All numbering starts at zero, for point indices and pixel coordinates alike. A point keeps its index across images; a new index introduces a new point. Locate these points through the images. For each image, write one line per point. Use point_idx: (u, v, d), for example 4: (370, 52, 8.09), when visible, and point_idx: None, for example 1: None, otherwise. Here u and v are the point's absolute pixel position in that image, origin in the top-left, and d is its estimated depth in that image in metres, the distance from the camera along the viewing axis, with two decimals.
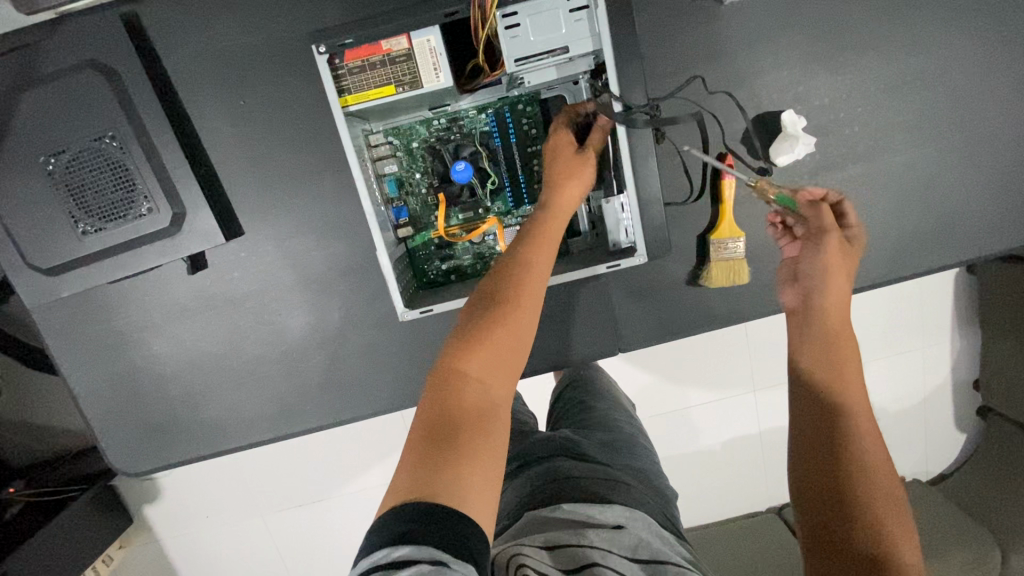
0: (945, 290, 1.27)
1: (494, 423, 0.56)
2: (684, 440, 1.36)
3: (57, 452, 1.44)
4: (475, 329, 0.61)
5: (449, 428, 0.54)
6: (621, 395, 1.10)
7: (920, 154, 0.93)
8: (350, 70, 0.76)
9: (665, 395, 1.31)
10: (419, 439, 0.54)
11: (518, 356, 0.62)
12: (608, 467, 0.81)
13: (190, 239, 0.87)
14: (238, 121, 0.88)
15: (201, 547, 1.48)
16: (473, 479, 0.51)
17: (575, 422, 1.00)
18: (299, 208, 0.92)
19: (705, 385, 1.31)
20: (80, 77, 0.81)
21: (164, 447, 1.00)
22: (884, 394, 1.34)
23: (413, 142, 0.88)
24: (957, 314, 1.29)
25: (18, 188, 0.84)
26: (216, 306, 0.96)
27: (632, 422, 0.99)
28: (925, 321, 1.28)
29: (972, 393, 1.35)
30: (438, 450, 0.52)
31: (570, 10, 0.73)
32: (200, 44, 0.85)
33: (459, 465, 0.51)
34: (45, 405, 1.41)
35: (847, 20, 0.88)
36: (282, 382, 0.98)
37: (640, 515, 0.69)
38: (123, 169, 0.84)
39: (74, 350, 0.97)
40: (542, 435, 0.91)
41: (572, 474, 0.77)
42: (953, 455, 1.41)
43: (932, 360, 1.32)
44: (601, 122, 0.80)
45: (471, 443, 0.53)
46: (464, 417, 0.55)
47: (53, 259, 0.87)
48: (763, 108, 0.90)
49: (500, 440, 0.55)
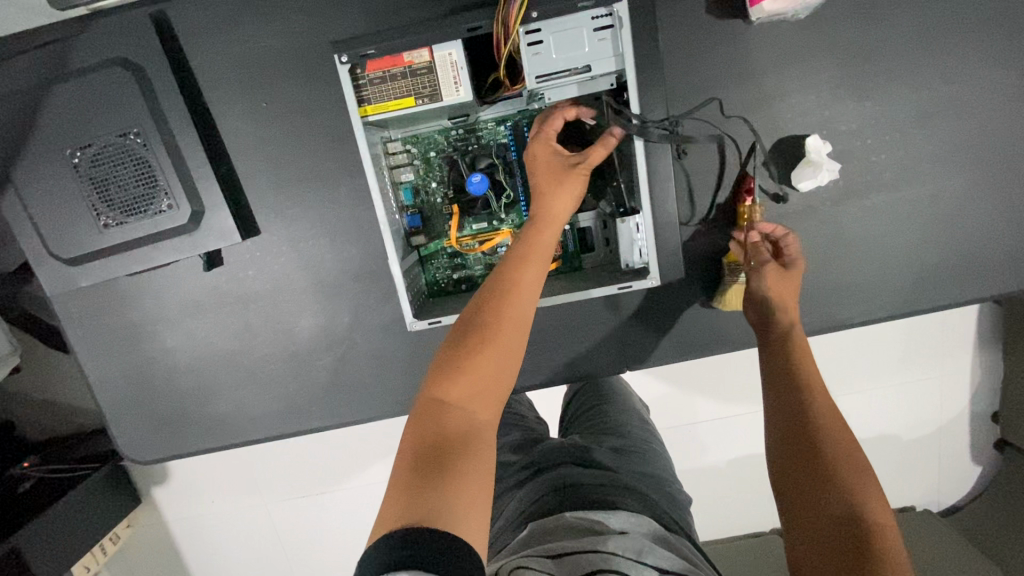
0: (969, 320, 1.23)
1: (478, 445, 0.57)
2: (691, 456, 1.34)
3: (73, 431, 1.49)
4: (457, 353, 0.62)
5: (437, 451, 0.54)
6: (635, 401, 1.08)
7: (949, 185, 0.91)
8: (371, 80, 0.76)
9: (674, 411, 1.30)
10: (406, 466, 0.54)
11: (503, 379, 0.62)
12: (617, 473, 0.80)
13: (208, 237, 0.88)
14: (260, 122, 0.89)
15: (205, 533, 1.51)
16: (465, 498, 0.51)
17: (586, 427, 0.99)
18: (315, 211, 0.93)
19: (714, 404, 1.29)
20: (109, 74, 0.83)
21: (173, 438, 1.02)
22: (897, 423, 1.32)
23: (430, 150, 0.88)
24: (978, 346, 1.25)
25: (44, 179, 0.86)
26: (228, 303, 0.97)
27: (646, 429, 0.98)
28: (944, 352, 1.25)
29: (990, 426, 1.31)
30: (423, 476, 0.52)
31: (594, 29, 0.72)
32: (225, 45, 0.86)
33: (443, 488, 0.51)
34: (59, 383, 1.46)
35: (879, 46, 0.86)
36: (290, 380, 1.00)
37: (646, 521, 0.68)
38: (146, 165, 0.85)
39: (90, 339, 0.99)
40: (552, 443, 0.91)
41: (577, 482, 0.76)
42: (967, 487, 1.37)
43: (949, 391, 1.29)
44: (609, 137, 0.75)
45: (461, 465, 0.54)
46: (450, 440, 0.56)
47: (74, 250, 0.89)
48: (787, 132, 0.88)
49: (487, 465, 0.56)
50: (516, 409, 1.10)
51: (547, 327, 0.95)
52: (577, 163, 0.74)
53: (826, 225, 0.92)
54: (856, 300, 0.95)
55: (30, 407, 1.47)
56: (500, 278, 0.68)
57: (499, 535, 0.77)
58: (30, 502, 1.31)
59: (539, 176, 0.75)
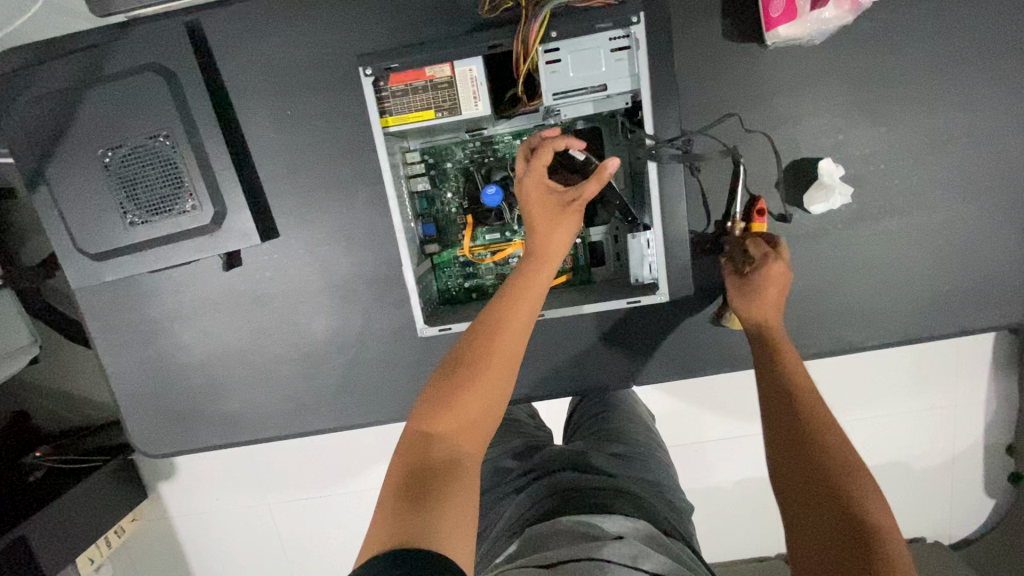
0: (983, 348, 1.22)
1: (464, 475, 0.57)
2: (695, 473, 1.34)
3: (82, 423, 1.54)
4: (447, 380, 0.63)
5: (421, 478, 0.55)
6: (643, 412, 1.08)
7: (962, 212, 0.91)
8: (393, 93, 0.78)
9: (679, 427, 1.30)
10: (391, 492, 0.55)
11: (492, 410, 0.63)
12: (615, 478, 0.80)
13: (229, 238, 0.91)
14: (284, 129, 0.92)
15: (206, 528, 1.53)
16: (450, 524, 0.52)
17: (589, 433, 0.99)
18: (333, 216, 0.95)
19: (721, 422, 1.29)
20: (141, 78, 0.86)
21: (184, 433, 1.04)
22: (907, 449, 1.30)
23: (447, 162, 0.90)
24: (993, 375, 1.24)
25: (75, 176, 0.90)
26: (244, 302, 0.99)
27: (651, 437, 0.98)
28: (957, 379, 1.24)
29: (1005, 458, 1.29)
30: (406, 501, 0.53)
31: (611, 49, 0.73)
32: (254, 53, 0.89)
33: (426, 513, 0.52)
34: (72, 375, 1.51)
35: (896, 72, 0.87)
36: (301, 381, 1.01)
37: (643, 525, 0.68)
38: (173, 167, 0.88)
39: (108, 332, 1.01)
40: (552, 449, 0.92)
41: (574, 486, 0.77)
42: (980, 519, 1.34)
43: (962, 419, 1.27)
44: (603, 172, 0.73)
45: (443, 494, 0.54)
46: (435, 467, 0.57)
47: (100, 245, 0.92)
48: (800, 155, 0.89)
49: (471, 492, 0.56)
50: (521, 418, 1.11)
51: (556, 336, 0.98)
52: (571, 201, 0.75)
53: (837, 247, 0.93)
54: (864, 323, 0.95)
55: (42, 399, 1.52)
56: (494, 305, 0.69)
57: (495, 537, 0.78)
58: (43, 489, 1.36)
59: (532, 211, 0.77)
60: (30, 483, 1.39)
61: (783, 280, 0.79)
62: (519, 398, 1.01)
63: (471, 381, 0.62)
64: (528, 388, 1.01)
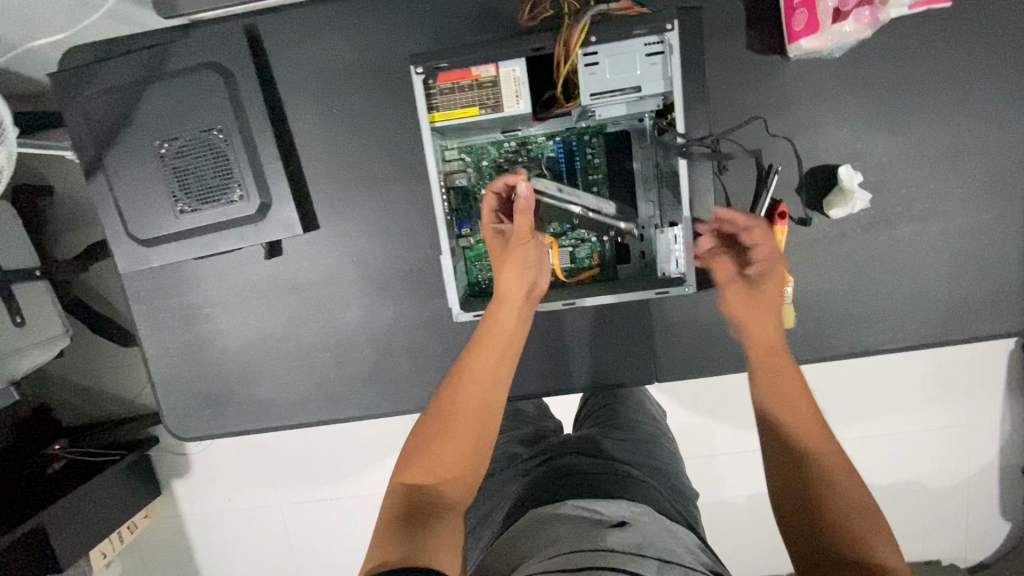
0: (972, 367, 1.36)
1: (444, 507, 0.72)
2: (709, 484, 1.46)
3: (103, 415, 1.71)
4: (430, 432, 0.79)
5: (411, 511, 0.70)
6: (652, 405, 1.13)
7: (978, 221, 0.95)
8: (440, 90, 0.83)
9: (694, 437, 1.44)
10: (389, 519, 0.69)
11: (467, 458, 0.78)
12: (620, 467, 0.86)
13: (273, 228, 0.96)
14: (330, 127, 0.97)
15: (223, 504, 1.68)
16: (437, 544, 0.66)
17: (598, 422, 1.05)
18: (372, 209, 1.00)
19: (734, 431, 1.43)
20: (200, 76, 0.92)
21: (215, 417, 1.08)
22: (907, 459, 1.43)
23: (483, 160, 0.95)
24: (981, 393, 1.37)
25: (132, 166, 0.95)
26: (282, 290, 1.03)
27: (659, 429, 1.03)
28: (951, 394, 1.38)
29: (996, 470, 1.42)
30: (400, 527, 0.68)
31: (646, 53, 0.78)
32: (306, 55, 0.95)
33: (417, 535, 0.66)
34: (103, 372, 1.69)
35: (915, 85, 0.91)
36: (332, 369, 1.05)
37: (644, 510, 0.75)
38: (224, 159, 0.94)
39: (149, 315, 1.05)
40: (559, 439, 0.99)
41: (581, 472, 0.84)
42: (973, 525, 1.46)
43: (956, 432, 1.40)
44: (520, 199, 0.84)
45: (435, 525, 0.69)
46: (422, 502, 0.72)
47: (150, 231, 0.97)
48: (820, 161, 0.93)
49: (451, 520, 0.71)
50: (540, 413, 1.14)
51: (582, 330, 1.02)
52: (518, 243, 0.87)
53: (855, 251, 0.96)
54: (882, 326, 0.98)
55: (74, 394, 1.71)
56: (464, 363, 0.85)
57: (503, 515, 0.85)
58: (65, 477, 1.48)
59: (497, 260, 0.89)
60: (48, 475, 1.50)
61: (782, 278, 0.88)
62: (543, 391, 1.04)
63: (445, 433, 0.79)
64: (552, 382, 1.04)
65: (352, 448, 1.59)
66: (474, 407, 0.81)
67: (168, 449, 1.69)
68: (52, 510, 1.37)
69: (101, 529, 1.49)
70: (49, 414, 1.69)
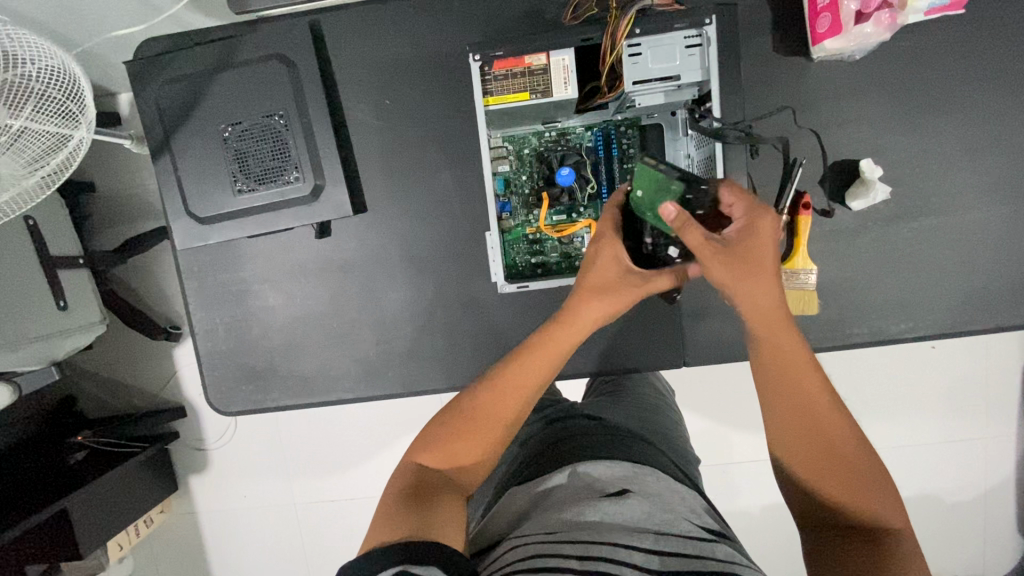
0: (986, 375, 1.40)
1: (446, 495, 0.75)
2: (727, 493, 1.49)
3: (124, 409, 1.73)
4: (448, 430, 0.79)
5: (416, 493, 0.73)
6: (661, 387, 1.21)
7: (993, 216, 1.00)
8: (495, 77, 0.91)
9: (711, 442, 1.47)
10: (395, 496, 0.73)
11: (482, 456, 0.80)
12: (623, 434, 0.92)
13: (325, 208, 1.02)
14: (383, 117, 1.04)
15: (241, 499, 1.70)
16: (440, 523, 0.70)
17: (606, 394, 1.14)
18: (418, 195, 1.06)
19: (751, 436, 1.46)
20: (267, 66, 1.00)
21: (256, 393, 1.12)
22: (924, 466, 1.44)
23: (524, 149, 1.01)
24: (994, 400, 1.40)
25: (198, 147, 1.02)
26: (328, 270, 1.09)
27: (664, 405, 1.12)
28: (965, 401, 1.41)
29: (1010, 478, 1.44)
30: (405, 506, 0.71)
31: (685, 46, 0.86)
32: (365, 52, 1.03)
33: (421, 515, 0.69)
34: (129, 364, 1.71)
35: (932, 87, 0.97)
36: (372, 347, 1.09)
37: (648, 472, 0.80)
38: (283, 143, 1.00)
39: (200, 291, 1.11)
40: (570, 406, 1.08)
41: (589, 436, 0.91)
42: (990, 535, 1.47)
43: (971, 439, 1.42)
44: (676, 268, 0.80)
45: (437, 506, 0.72)
46: (428, 486, 0.75)
47: (209, 209, 1.03)
48: (842, 155, 0.99)
49: (454, 506, 0.74)
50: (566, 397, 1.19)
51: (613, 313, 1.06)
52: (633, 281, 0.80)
53: (876, 242, 1.01)
54: (902, 315, 1.02)
55: (99, 386, 1.73)
56: (493, 369, 0.82)
57: (515, 468, 0.93)
58: (88, 466, 1.51)
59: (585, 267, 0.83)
60: (71, 464, 1.53)
61: (775, 234, 0.73)
62: (573, 372, 1.08)
63: (462, 433, 0.79)
64: (582, 363, 1.07)
65: (374, 444, 1.62)
66: (498, 419, 0.80)
67: (190, 442, 1.71)
68: (75, 498, 1.40)
69: (120, 519, 1.50)
70: (74, 406, 1.69)
